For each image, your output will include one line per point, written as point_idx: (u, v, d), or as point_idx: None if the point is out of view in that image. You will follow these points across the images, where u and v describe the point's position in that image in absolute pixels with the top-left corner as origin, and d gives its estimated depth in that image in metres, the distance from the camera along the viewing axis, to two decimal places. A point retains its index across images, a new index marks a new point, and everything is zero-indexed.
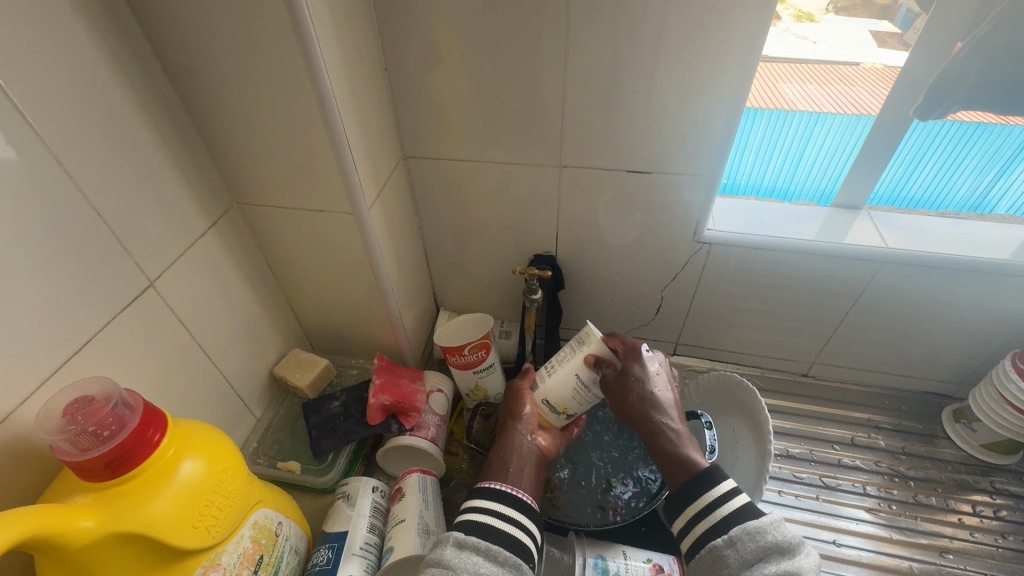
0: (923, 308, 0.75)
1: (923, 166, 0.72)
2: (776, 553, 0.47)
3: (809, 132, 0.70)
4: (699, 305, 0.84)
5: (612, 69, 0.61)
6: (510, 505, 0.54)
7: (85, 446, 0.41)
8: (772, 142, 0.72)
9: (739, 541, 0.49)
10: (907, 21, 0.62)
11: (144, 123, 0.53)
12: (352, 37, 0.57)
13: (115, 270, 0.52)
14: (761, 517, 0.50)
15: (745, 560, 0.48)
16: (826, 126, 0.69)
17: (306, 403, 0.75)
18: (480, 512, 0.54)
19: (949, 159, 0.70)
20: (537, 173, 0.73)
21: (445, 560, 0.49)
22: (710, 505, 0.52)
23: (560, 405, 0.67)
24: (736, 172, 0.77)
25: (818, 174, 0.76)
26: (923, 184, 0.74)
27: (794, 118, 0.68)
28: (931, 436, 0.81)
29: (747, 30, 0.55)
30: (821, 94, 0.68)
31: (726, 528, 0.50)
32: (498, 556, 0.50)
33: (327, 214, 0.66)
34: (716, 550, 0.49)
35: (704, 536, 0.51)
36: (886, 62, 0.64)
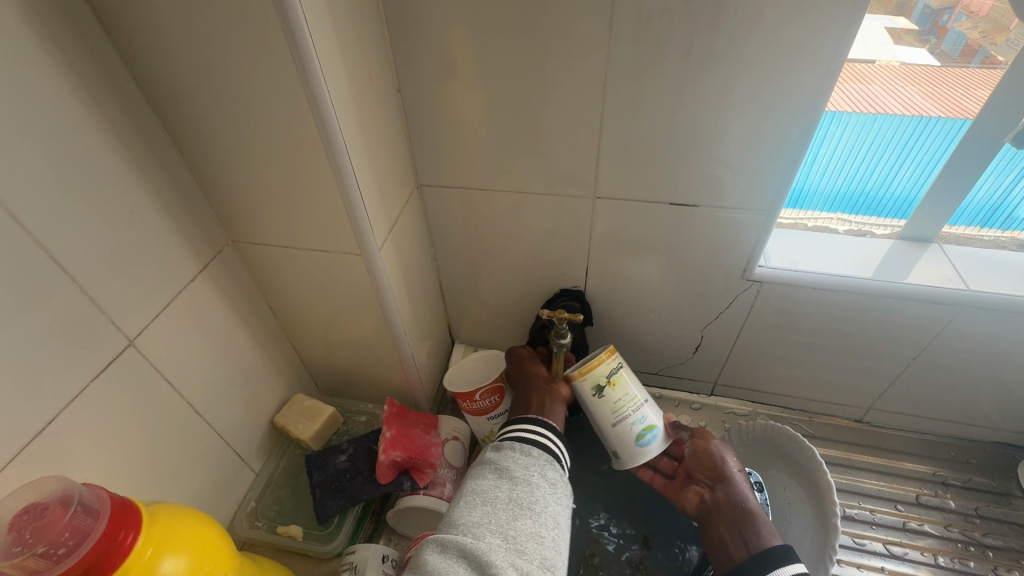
0: (1002, 354, 0.67)
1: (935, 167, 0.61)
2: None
3: (823, 134, 0.60)
4: (742, 345, 0.76)
5: (657, 91, 0.53)
6: (532, 418, 0.57)
7: (37, 567, 0.34)
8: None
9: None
10: (925, 17, 0.52)
11: (122, 159, 0.46)
12: (360, 57, 0.50)
13: (87, 329, 0.45)
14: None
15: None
16: (842, 125, 0.59)
17: (309, 456, 0.68)
18: (509, 428, 0.57)
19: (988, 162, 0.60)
20: (567, 204, 0.65)
21: (487, 458, 0.54)
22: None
23: (615, 379, 0.63)
24: None
25: (839, 184, 0.65)
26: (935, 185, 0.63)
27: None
28: (1005, 495, 0.72)
29: (820, 47, 0.47)
30: (832, 92, 0.57)
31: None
32: (525, 450, 0.54)
33: (332, 253, 0.59)
34: None
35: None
36: (901, 59, 0.55)
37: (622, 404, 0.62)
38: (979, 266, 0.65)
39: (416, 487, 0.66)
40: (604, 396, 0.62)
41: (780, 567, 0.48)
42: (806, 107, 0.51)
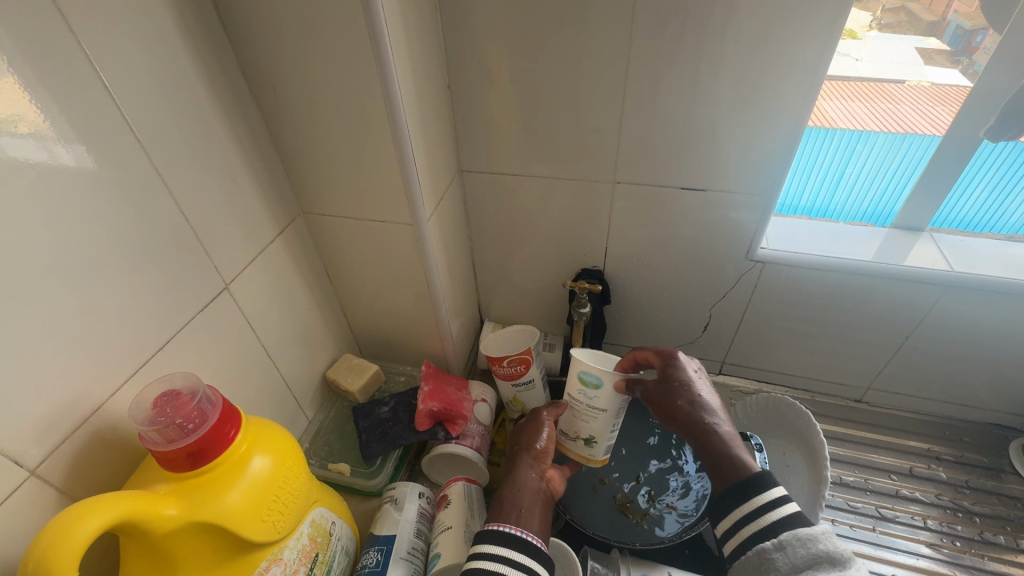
0: (989, 335, 0.72)
1: (974, 188, 0.69)
2: (827, 563, 0.44)
3: (851, 150, 0.69)
4: (748, 325, 0.83)
5: (671, 86, 0.61)
6: (519, 550, 0.52)
7: (171, 437, 0.43)
8: (811, 159, 0.71)
9: (790, 546, 0.46)
10: (957, 38, 0.62)
11: (227, 136, 0.57)
12: (420, 55, 0.59)
13: (195, 270, 0.55)
14: (815, 525, 0.47)
15: (793, 566, 0.45)
16: (869, 143, 0.67)
17: (356, 406, 0.77)
18: (493, 561, 0.52)
19: (966, 179, 0.69)
20: (590, 188, 0.73)
21: None
22: (763, 505, 0.49)
23: (573, 429, 0.67)
24: (789, 193, 0.76)
25: (860, 194, 0.74)
26: (975, 206, 0.71)
27: (834, 136, 0.68)
28: (996, 470, 0.77)
29: (811, 48, 0.55)
30: (863, 110, 0.67)
31: (775, 531, 0.48)
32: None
33: (386, 224, 0.68)
34: (765, 553, 0.47)
35: (755, 538, 0.49)
36: (932, 79, 0.64)
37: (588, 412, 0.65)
38: (966, 252, 0.71)
39: (450, 437, 0.74)
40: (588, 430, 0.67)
41: (757, 493, 0.50)
42: (800, 100, 0.59)
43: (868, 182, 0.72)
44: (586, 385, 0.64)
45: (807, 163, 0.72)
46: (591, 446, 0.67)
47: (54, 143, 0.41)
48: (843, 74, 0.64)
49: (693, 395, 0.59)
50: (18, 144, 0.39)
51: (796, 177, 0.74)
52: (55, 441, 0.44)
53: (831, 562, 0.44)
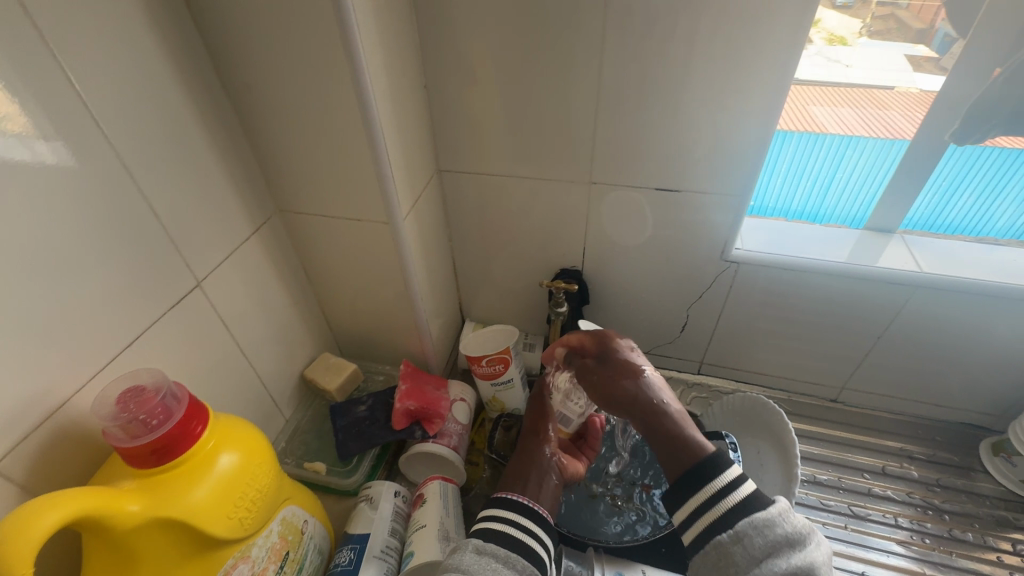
0: (959, 335, 0.74)
1: (962, 193, 0.71)
2: (787, 548, 0.44)
3: (841, 156, 0.70)
4: (725, 325, 0.84)
5: (644, 89, 0.62)
6: (532, 517, 0.55)
7: (135, 433, 0.43)
8: (801, 164, 0.72)
9: (748, 536, 0.45)
10: (944, 45, 0.61)
11: (200, 132, 0.57)
12: (395, 54, 0.60)
13: (168, 267, 0.55)
14: (769, 505, 0.46)
15: (755, 556, 0.44)
16: (859, 149, 0.69)
17: (333, 405, 0.77)
18: (501, 522, 0.54)
19: (953, 181, 0.70)
20: (567, 188, 0.74)
21: (463, 565, 0.49)
22: (718, 492, 0.47)
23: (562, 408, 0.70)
24: (764, 196, 0.78)
25: (851, 199, 0.75)
26: (963, 211, 0.72)
27: (824, 141, 0.68)
28: (966, 469, 0.79)
29: (780, 51, 0.56)
30: (854, 118, 0.67)
31: (732, 520, 0.46)
32: (517, 563, 0.50)
33: (363, 223, 0.68)
34: (724, 546, 0.45)
35: (711, 531, 0.46)
36: (921, 86, 0.64)
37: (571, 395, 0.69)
38: (938, 255, 0.72)
39: (450, 442, 0.74)
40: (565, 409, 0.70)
41: (714, 478, 0.48)
42: (770, 104, 0.60)
43: (855, 187, 0.73)
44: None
45: (796, 170, 0.73)
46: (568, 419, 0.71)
47: (21, 138, 0.41)
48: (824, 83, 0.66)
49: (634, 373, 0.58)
50: (2, 143, 0.40)
51: (781, 182, 0.75)
52: (17, 438, 0.43)
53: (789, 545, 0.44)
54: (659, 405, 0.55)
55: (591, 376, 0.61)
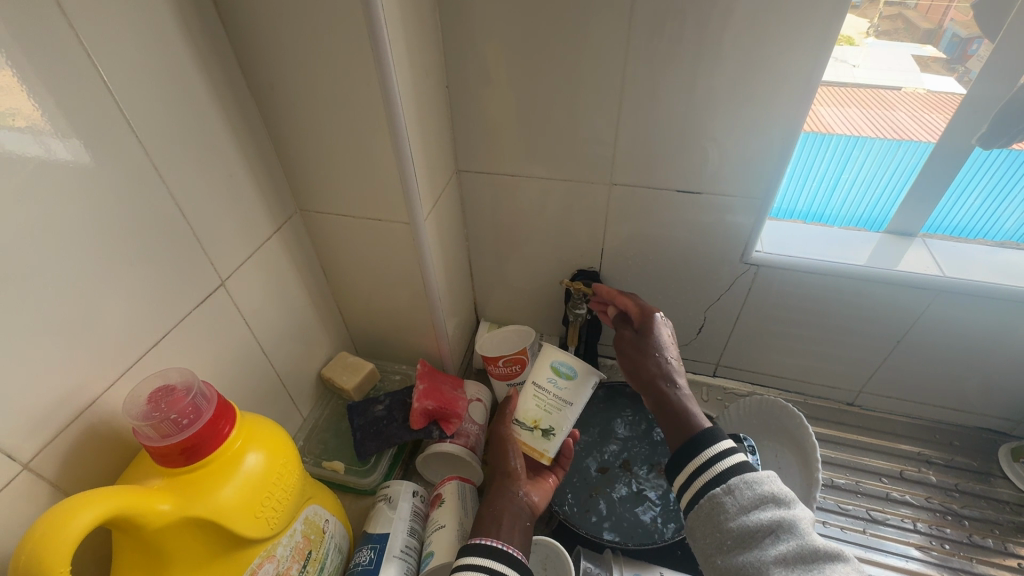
0: (980, 340, 0.73)
1: (969, 194, 0.70)
2: (772, 501, 0.46)
3: (846, 157, 0.69)
4: (742, 328, 0.84)
5: (667, 90, 0.62)
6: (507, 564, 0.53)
7: (165, 432, 0.44)
8: (807, 165, 0.72)
9: (738, 490, 0.47)
10: (953, 46, 0.61)
11: (225, 131, 0.57)
12: (419, 54, 0.60)
13: (192, 266, 0.55)
14: (757, 468, 0.49)
15: (743, 508, 0.47)
16: (865, 150, 0.68)
17: (351, 404, 0.77)
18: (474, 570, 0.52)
19: (960, 183, 0.69)
20: (587, 189, 0.74)
21: None
22: (711, 457, 0.50)
23: (530, 419, 0.66)
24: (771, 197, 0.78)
25: (856, 202, 0.75)
26: (969, 212, 0.72)
27: (830, 142, 0.68)
28: (985, 474, 0.78)
29: (807, 53, 0.56)
30: (860, 117, 0.67)
31: (724, 479, 0.48)
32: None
33: (383, 223, 0.68)
34: (715, 498, 0.48)
35: (704, 489, 0.49)
36: (928, 87, 0.65)
37: (548, 408, 0.65)
38: (961, 259, 0.71)
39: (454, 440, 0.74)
40: (545, 422, 0.65)
41: (708, 445, 0.50)
42: (793, 107, 0.59)
43: (862, 189, 0.73)
44: (558, 374, 0.64)
45: (802, 170, 0.73)
46: (549, 439, 0.65)
47: (53, 137, 0.41)
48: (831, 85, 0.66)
49: (657, 353, 0.61)
50: (13, 137, 0.38)
51: (792, 183, 0.75)
52: (49, 435, 0.44)
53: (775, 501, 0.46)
54: (673, 386, 0.58)
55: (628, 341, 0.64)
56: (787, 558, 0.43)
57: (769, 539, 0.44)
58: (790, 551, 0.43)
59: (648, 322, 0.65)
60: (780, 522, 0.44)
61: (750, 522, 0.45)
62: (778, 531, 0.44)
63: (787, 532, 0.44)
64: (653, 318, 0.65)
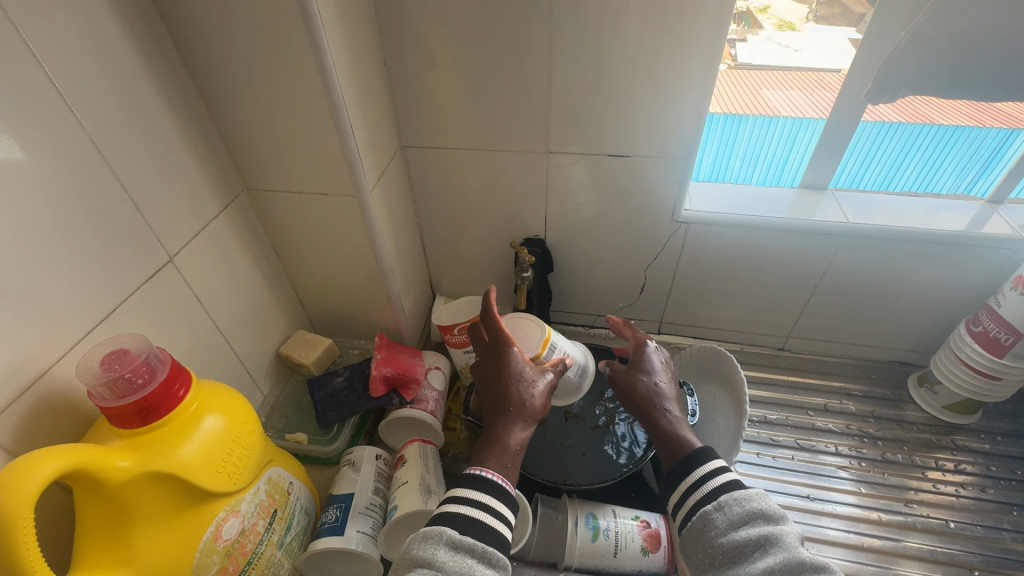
0: (885, 280, 0.81)
1: (906, 168, 0.79)
2: (761, 518, 0.51)
3: (793, 136, 0.78)
4: (679, 284, 0.90)
5: (594, 59, 0.66)
6: (501, 500, 0.53)
7: (121, 392, 0.45)
8: (760, 146, 0.79)
9: (727, 506, 0.52)
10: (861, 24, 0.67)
11: (164, 110, 0.58)
12: (353, 30, 0.62)
13: (139, 244, 0.56)
14: (747, 489, 0.54)
15: (732, 523, 0.51)
16: (810, 130, 0.76)
17: (310, 378, 0.79)
18: (473, 506, 0.52)
19: (899, 158, 0.78)
20: (527, 159, 0.78)
21: (438, 563, 0.47)
22: (704, 475, 0.56)
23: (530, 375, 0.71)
24: (724, 174, 0.84)
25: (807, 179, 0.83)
26: (907, 184, 0.81)
27: (778, 123, 0.76)
28: (898, 401, 0.87)
29: (714, 20, 0.60)
30: (804, 99, 0.75)
31: (714, 495, 0.54)
32: (492, 558, 0.49)
33: (330, 197, 0.70)
34: (706, 514, 0.53)
35: (697, 505, 0.54)
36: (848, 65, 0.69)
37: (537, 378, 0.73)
38: (862, 207, 0.79)
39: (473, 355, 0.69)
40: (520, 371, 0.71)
41: (702, 465, 0.56)
42: (707, 71, 0.65)
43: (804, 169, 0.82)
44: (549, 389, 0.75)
45: (750, 150, 0.80)
46: None
47: None
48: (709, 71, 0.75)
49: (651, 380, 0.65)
50: None
51: (738, 162, 0.82)
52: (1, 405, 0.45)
53: (763, 518, 0.51)
54: (668, 412, 0.63)
55: (620, 371, 0.67)
56: (773, 569, 0.46)
57: (757, 553, 0.48)
58: (778, 561, 0.46)
59: (641, 349, 0.67)
60: (768, 535, 0.48)
61: (740, 537, 0.50)
62: (764, 544, 0.48)
63: (775, 546, 0.48)
64: (645, 347, 0.67)
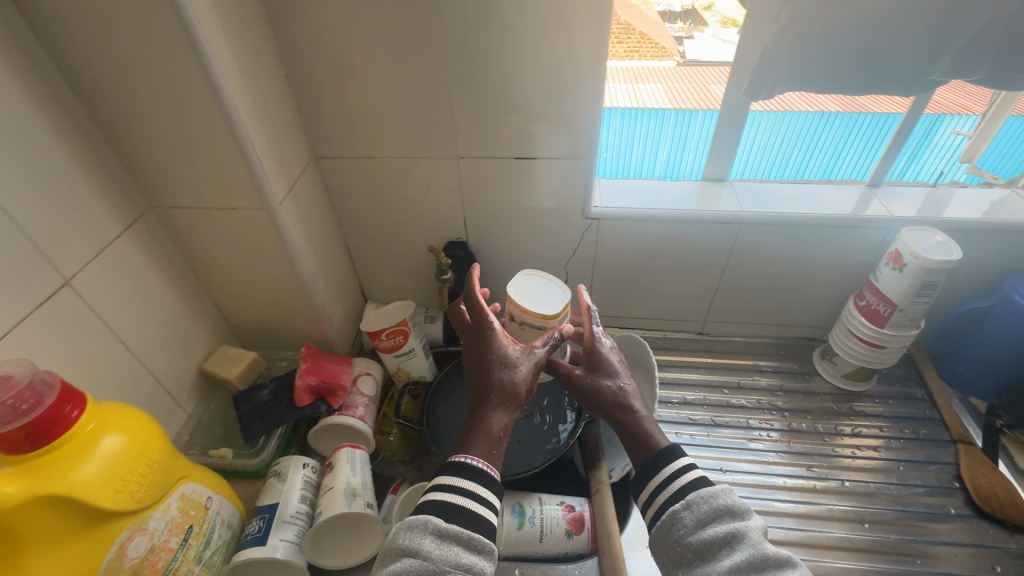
0: (782, 262, 0.88)
1: (845, 156, 0.84)
2: (726, 514, 0.53)
3: (741, 130, 0.82)
4: (599, 278, 0.94)
5: (489, 65, 0.69)
6: (486, 486, 0.53)
7: (3, 419, 0.45)
8: (712, 139, 0.84)
9: (694, 504, 0.54)
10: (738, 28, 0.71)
11: (50, 131, 0.57)
12: (246, 45, 0.62)
13: (29, 268, 0.56)
14: (712, 485, 0.55)
15: (699, 521, 0.53)
16: (755, 123, 0.81)
17: (235, 393, 0.79)
18: (459, 494, 0.52)
19: (839, 146, 0.83)
20: (439, 164, 0.80)
21: (423, 552, 0.48)
22: (671, 474, 0.57)
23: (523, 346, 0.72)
24: (678, 170, 0.89)
25: (756, 170, 0.88)
26: (845, 171, 0.86)
27: (726, 118, 0.80)
28: (805, 373, 0.94)
29: (594, 27, 0.64)
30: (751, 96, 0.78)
31: (682, 494, 0.55)
32: (479, 545, 0.50)
33: (240, 211, 0.71)
34: (675, 513, 0.54)
35: (666, 504, 0.55)
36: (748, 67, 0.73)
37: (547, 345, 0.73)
38: (757, 196, 0.85)
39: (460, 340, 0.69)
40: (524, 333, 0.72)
41: (672, 464, 0.57)
42: (595, 74, 0.68)
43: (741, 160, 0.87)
44: None
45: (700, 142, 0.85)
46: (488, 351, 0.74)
47: None
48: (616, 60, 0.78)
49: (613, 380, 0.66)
50: None
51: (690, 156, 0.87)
52: None
53: (728, 514, 0.53)
54: (631, 412, 0.64)
55: (584, 378, 0.67)
56: (741, 565, 0.48)
57: (724, 549, 0.50)
58: (746, 558, 0.49)
59: (596, 355, 0.68)
60: (734, 532, 0.51)
61: (707, 535, 0.51)
62: (730, 541, 0.50)
63: (741, 543, 0.50)
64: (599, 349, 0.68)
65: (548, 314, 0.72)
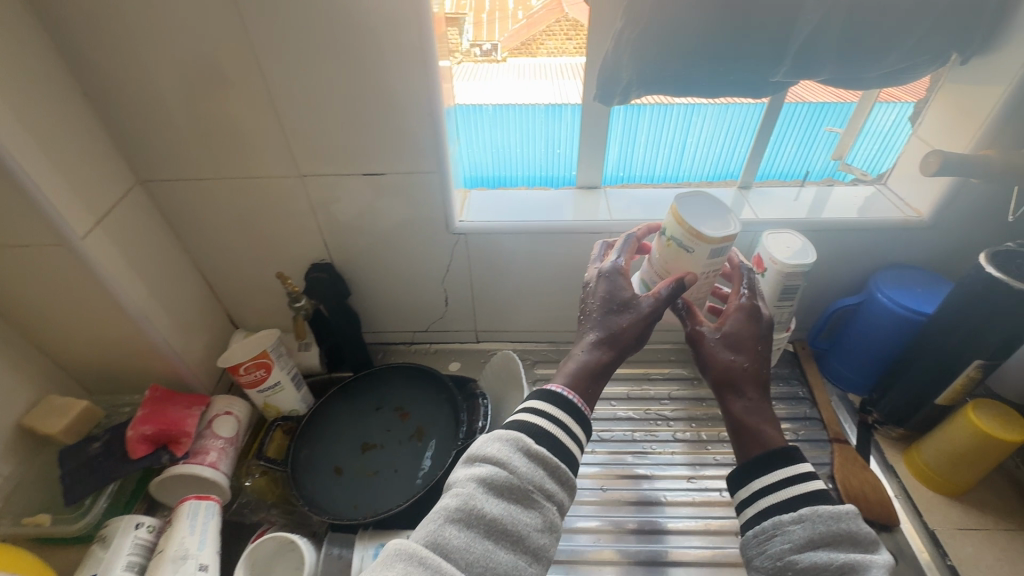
0: None
1: (786, 144, 0.82)
2: (846, 540, 0.47)
3: (687, 122, 0.78)
4: (479, 294, 0.90)
5: (311, 77, 0.63)
6: (578, 421, 0.52)
7: None
8: (657, 133, 0.80)
9: (808, 520, 0.48)
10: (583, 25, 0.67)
11: None
12: (8, 63, 0.55)
13: None
14: (838, 504, 0.49)
15: (809, 540, 0.48)
16: (702, 114, 0.76)
17: (59, 450, 0.70)
18: (550, 418, 0.52)
19: (777, 136, 0.80)
20: (282, 184, 0.74)
21: (507, 465, 0.48)
22: (785, 480, 0.51)
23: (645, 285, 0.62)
24: (630, 164, 0.85)
25: (702, 161, 0.84)
26: (788, 160, 0.84)
27: (672, 110, 0.76)
28: (693, 379, 0.93)
29: (416, 35, 0.60)
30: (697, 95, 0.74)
31: (795, 506, 0.50)
32: (561, 475, 0.49)
33: (35, 248, 0.62)
34: (782, 525, 0.49)
35: (772, 510, 0.51)
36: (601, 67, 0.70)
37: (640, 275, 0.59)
38: (627, 203, 0.83)
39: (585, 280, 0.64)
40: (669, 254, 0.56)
41: (789, 466, 0.52)
42: (428, 84, 0.64)
43: (682, 152, 0.82)
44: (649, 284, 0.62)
45: (630, 135, 0.81)
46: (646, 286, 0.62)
47: None
48: (546, 58, 0.74)
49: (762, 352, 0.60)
50: None
51: (626, 149, 0.83)
52: None
53: (848, 540, 0.48)
54: (744, 398, 0.58)
55: (711, 340, 0.60)
56: None
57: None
58: None
59: (730, 321, 0.60)
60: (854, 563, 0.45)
61: (820, 558, 0.46)
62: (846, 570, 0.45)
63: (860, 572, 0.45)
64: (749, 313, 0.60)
65: (710, 236, 0.54)
